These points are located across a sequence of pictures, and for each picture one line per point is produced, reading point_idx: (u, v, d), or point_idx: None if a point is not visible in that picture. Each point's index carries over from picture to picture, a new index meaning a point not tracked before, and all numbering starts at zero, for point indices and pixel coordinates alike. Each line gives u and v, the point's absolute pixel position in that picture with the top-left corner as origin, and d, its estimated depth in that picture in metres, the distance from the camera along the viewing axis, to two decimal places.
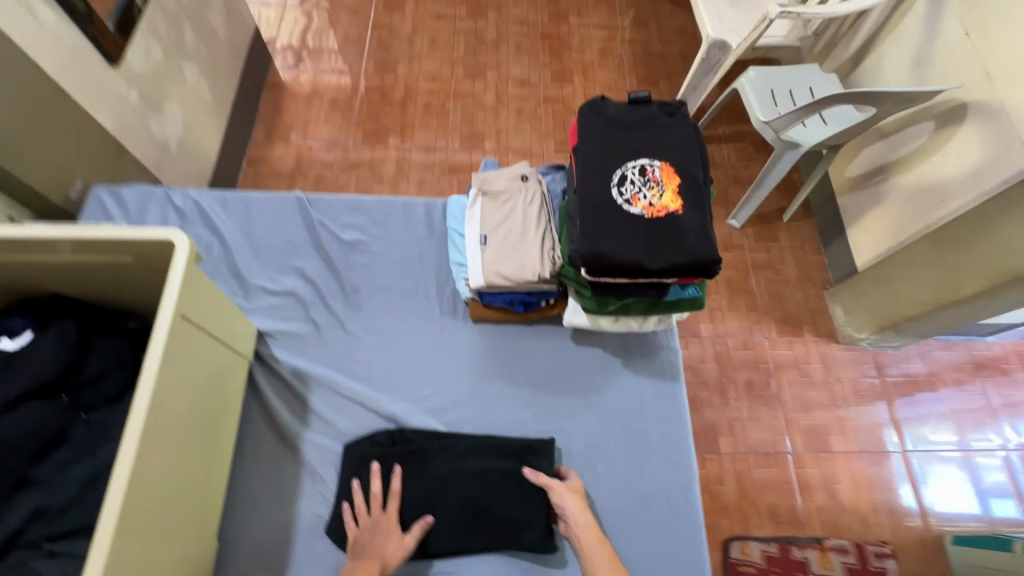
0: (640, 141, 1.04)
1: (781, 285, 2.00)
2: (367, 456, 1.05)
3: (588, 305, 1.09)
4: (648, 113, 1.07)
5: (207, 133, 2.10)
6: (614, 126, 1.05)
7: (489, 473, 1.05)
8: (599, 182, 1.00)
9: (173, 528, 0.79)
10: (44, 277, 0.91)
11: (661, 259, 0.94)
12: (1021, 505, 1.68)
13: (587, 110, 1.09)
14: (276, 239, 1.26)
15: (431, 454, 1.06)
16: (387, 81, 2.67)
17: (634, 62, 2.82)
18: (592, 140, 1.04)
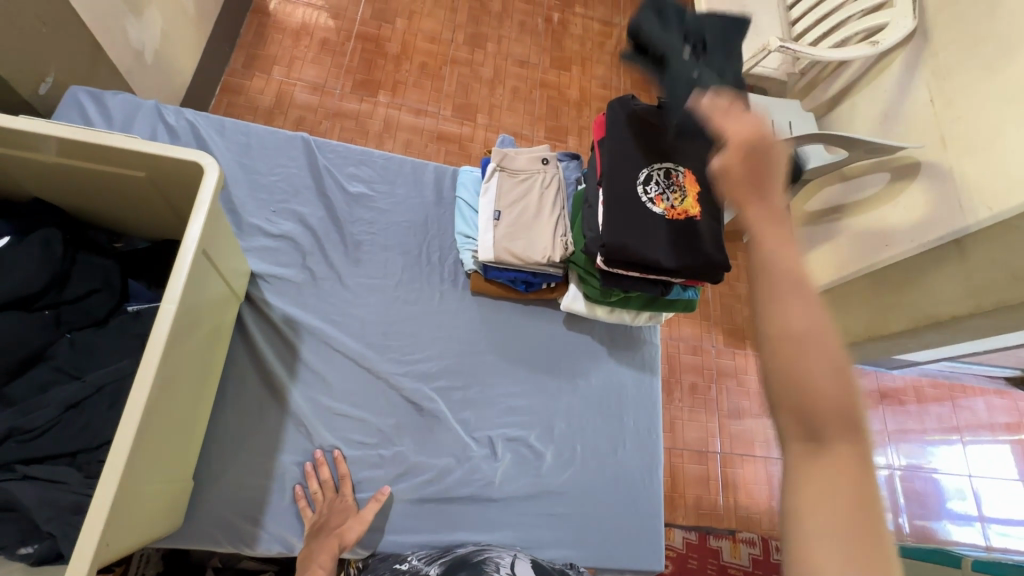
0: (668, 145, 1.09)
1: (733, 300, 2.17)
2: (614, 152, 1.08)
3: (593, 293, 1.15)
4: None
5: (184, 46, 1.91)
6: (645, 125, 1.09)
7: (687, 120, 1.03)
8: (626, 179, 1.05)
9: (159, 468, 0.76)
10: (31, 179, 0.83)
11: (677, 260, 1.01)
12: (895, 518, 1.94)
13: (619, 103, 1.12)
14: (276, 179, 1.20)
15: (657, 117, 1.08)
16: (383, 33, 2.56)
17: (630, 64, 2.88)
18: (620, 139, 1.08)
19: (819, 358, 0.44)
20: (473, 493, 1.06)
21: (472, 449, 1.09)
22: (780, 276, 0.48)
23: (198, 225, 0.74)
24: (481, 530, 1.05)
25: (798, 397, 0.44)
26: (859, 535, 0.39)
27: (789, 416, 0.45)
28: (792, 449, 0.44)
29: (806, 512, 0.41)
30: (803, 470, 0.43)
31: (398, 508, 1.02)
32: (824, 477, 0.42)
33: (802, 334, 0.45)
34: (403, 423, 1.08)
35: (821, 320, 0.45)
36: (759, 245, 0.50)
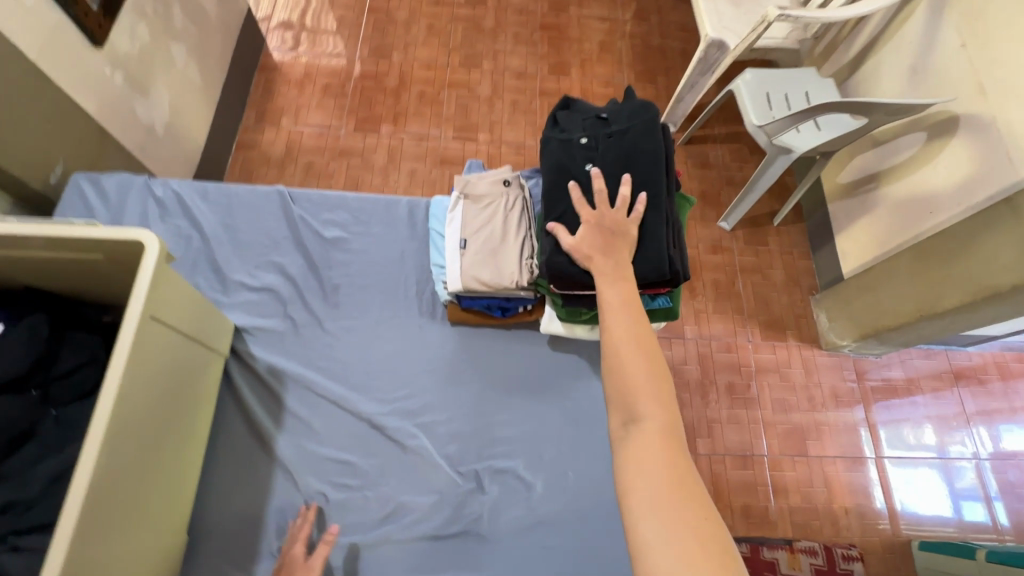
0: (600, 150, 1.07)
1: (767, 289, 2.01)
2: (556, 177, 1.07)
3: (560, 314, 1.11)
4: (600, 126, 1.11)
5: (193, 116, 2.06)
6: (572, 138, 1.09)
7: (607, 162, 1.05)
8: (563, 195, 1.04)
9: (132, 528, 0.81)
10: (18, 271, 0.91)
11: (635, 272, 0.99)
12: (991, 510, 1.72)
13: (545, 129, 1.15)
14: (257, 234, 1.25)
15: (579, 141, 1.10)
16: (381, 68, 2.64)
17: (633, 57, 2.79)
18: (550, 163, 1.08)
19: (635, 373, 0.77)
20: (461, 529, 1.04)
21: (459, 484, 1.08)
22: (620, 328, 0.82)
23: (140, 298, 0.79)
24: (477, 567, 1.03)
25: (622, 398, 0.76)
26: (662, 475, 0.69)
27: (616, 412, 0.76)
28: (617, 434, 0.75)
29: (628, 470, 0.71)
30: (625, 445, 0.74)
31: (386, 552, 1.02)
32: (639, 444, 0.72)
33: (624, 365, 0.78)
34: (386, 462, 1.08)
35: (635, 354, 0.78)
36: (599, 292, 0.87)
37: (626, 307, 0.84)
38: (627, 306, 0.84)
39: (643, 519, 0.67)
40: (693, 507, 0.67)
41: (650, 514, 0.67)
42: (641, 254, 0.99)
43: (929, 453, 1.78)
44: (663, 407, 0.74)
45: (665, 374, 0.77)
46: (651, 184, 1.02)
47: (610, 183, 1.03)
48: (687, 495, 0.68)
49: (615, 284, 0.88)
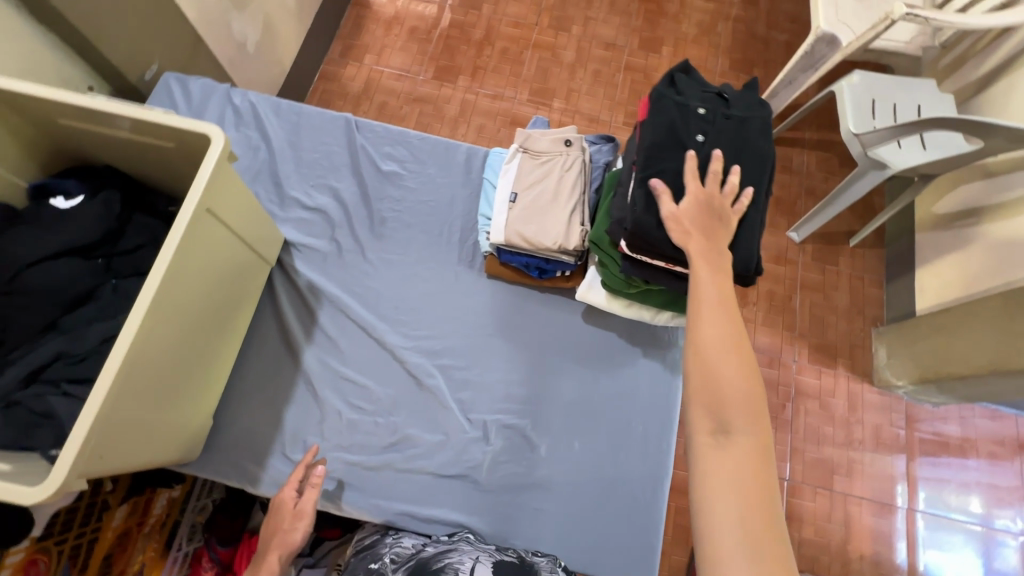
0: (716, 128, 0.95)
1: (826, 311, 1.88)
2: (662, 140, 0.94)
3: (613, 280, 1.03)
4: (718, 104, 0.98)
5: (286, 33, 2.13)
6: (689, 105, 0.96)
7: (719, 146, 0.93)
8: (666, 162, 0.92)
9: (163, 400, 0.87)
10: (103, 149, 0.98)
11: None
12: None
13: (661, 86, 1.01)
14: (319, 155, 1.29)
15: (696, 110, 0.97)
16: (470, 19, 2.61)
17: (731, 44, 2.61)
18: (657, 123, 0.96)
19: (730, 378, 0.70)
20: (460, 472, 1.07)
21: (466, 430, 1.09)
22: (719, 324, 0.73)
23: (199, 191, 0.83)
24: (469, 513, 1.05)
25: (712, 403, 0.69)
26: (749, 493, 0.64)
27: (703, 420, 0.69)
28: (702, 441, 0.68)
29: (710, 488, 0.65)
30: (710, 456, 0.67)
31: (385, 479, 1.06)
32: (728, 458, 0.67)
33: (720, 367, 0.70)
34: (402, 394, 1.11)
35: (732, 356, 0.71)
36: (697, 278, 0.78)
37: (725, 301, 0.76)
38: (726, 301, 0.76)
39: (726, 541, 0.62)
40: (774, 535, 0.62)
41: (733, 540, 0.62)
42: (735, 250, 0.89)
43: (972, 521, 1.64)
44: (759, 422, 0.67)
45: (763, 386, 0.70)
46: (754, 185, 0.92)
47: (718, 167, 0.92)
48: (770, 521, 0.63)
49: (714, 276, 0.79)
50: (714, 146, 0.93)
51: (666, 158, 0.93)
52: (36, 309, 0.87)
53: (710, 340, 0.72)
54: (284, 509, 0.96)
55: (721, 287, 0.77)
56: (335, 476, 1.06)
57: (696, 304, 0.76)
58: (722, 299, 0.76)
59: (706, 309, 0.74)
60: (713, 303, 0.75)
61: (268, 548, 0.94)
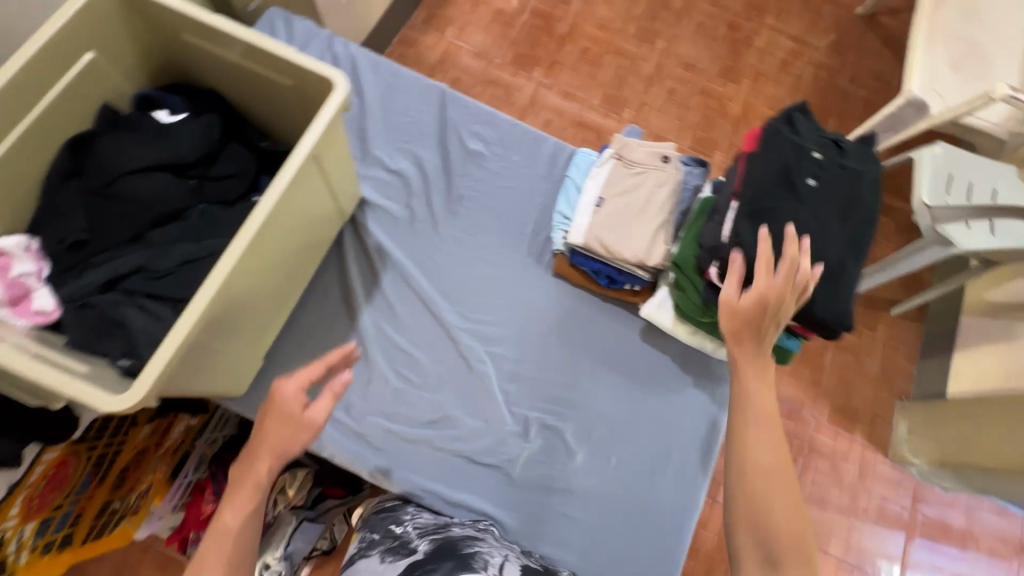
0: (828, 175, 0.93)
1: (854, 375, 1.85)
2: (773, 176, 0.92)
3: (688, 306, 1.02)
4: (834, 152, 0.97)
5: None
6: (805, 147, 0.94)
7: (829, 195, 0.92)
8: (773, 199, 0.91)
9: (233, 333, 0.87)
10: (212, 71, 0.98)
11: (809, 308, 0.87)
12: None
13: (777, 122, 1.00)
14: (409, 120, 1.28)
15: (811, 153, 0.95)
16: (557, 12, 2.56)
17: (809, 89, 2.54)
18: (770, 159, 0.94)
19: (779, 513, 0.70)
20: (494, 462, 1.06)
21: (507, 423, 1.09)
22: (766, 451, 0.74)
23: (312, 136, 0.82)
24: (496, 503, 1.05)
25: (761, 538, 0.69)
26: None
27: (751, 552, 0.69)
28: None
29: None
30: None
31: (418, 454, 1.06)
32: None
33: (768, 498, 0.70)
34: (449, 374, 1.11)
35: (780, 488, 0.71)
36: (742, 393, 0.78)
37: (770, 420, 0.76)
38: (772, 422, 0.76)
39: None
40: None
41: None
42: (827, 305, 0.88)
43: None
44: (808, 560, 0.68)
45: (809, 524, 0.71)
46: (857, 240, 0.91)
47: (824, 214, 0.90)
48: None
49: (760, 391, 0.78)
50: (824, 194, 0.92)
51: (774, 195, 0.91)
52: (126, 217, 0.87)
53: (757, 467, 0.72)
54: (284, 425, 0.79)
55: (765, 405, 0.77)
56: (373, 439, 1.06)
57: (744, 424, 0.75)
58: (767, 418, 0.76)
59: (753, 431, 0.74)
60: (760, 426, 0.75)
61: (259, 456, 0.78)
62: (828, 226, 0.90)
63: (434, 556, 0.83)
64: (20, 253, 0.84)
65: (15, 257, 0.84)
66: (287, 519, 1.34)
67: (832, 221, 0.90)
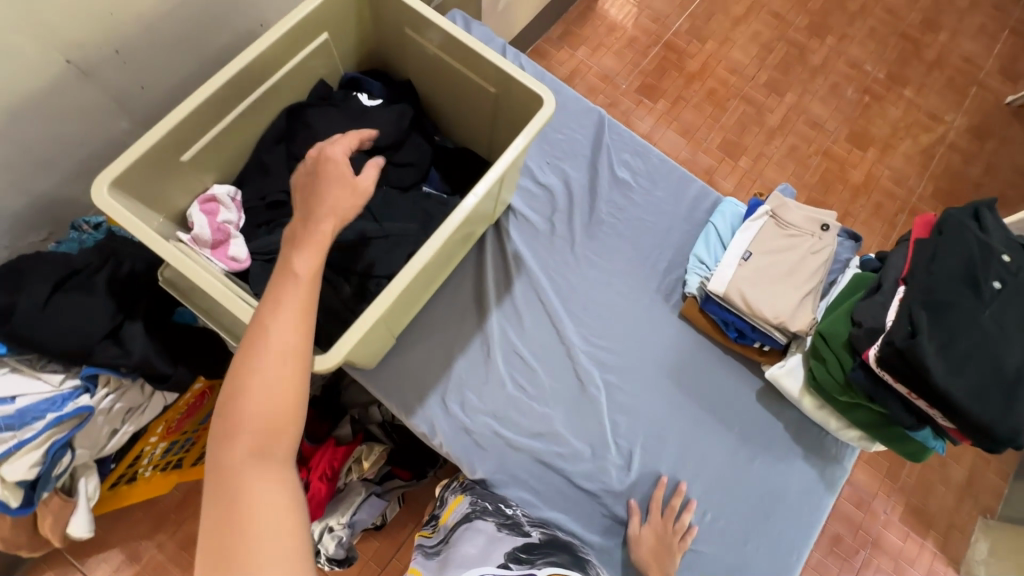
0: (1016, 281, 0.89)
1: (936, 479, 1.67)
2: (956, 270, 0.89)
3: (828, 381, 0.99)
4: (1022, 258, 0.93)
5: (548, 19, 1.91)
6: (994, 247, 0.91)
7: (1014, 302, 0.88)
8: (955, 295, 0.87)
9: (393, 316, 0.95)
10: (416, 64, 1.04)
11: (981, 414, 0.83)
12: None
13: (963, 214, 0.96)
14: (563, 137, 1.31)
15: (1000, 254, 0.91)
16: (690, 48, 2.53)
17: (939, 170, 2.36)
18: (955, 252, 0.91)
19: None
20: (592, 487, 1.07)
21: (610, 452, 1.09)
22: None
23: (516, 148, 0.88)
24: (585, 527, 1.07)
25: None
26: None
27: None
28: None
29: None
30: None
31: (518, 461, 1.08)
32: None
33: None
34: (563, 390, 1.12)
35: None
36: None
37: None
38: None
39: None
40: None
41: None
42: (1005, 416, 0.83)
43: None
44: None
45: None
46: None
47: (1007, 321, 0.87)
48: None
49: None
50: (1009, 300, 0.88)
51: (955, 291, 0.88)
52: None
53: None
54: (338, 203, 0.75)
55: None
56: (478, 438, 1.08)
57: None
58: None
59: None
60: None
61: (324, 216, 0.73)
62: (1009, 334, 0.86)
63: (548, 544, 0.93)
64: (227, 202, 0.93)
65: (222, 204, 0.93)
66: (357, 488, 1.34)
67: (1013, 330, 0.86)
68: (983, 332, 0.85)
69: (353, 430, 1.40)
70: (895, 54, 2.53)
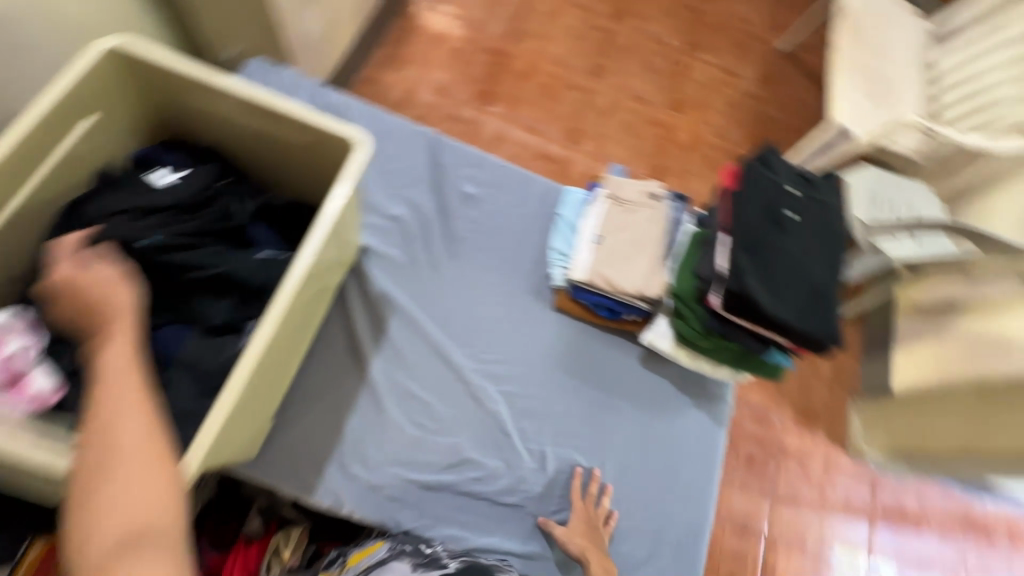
0: (805, 207, 1.04)
1: (812, 378, 1.92)
2: (759, 210, 1.02)
3: (689, 333, 1.09)
4: (805, 186, 1.08)
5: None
6: (782, 183, 1.05)
7: (808, 225, 1.03)
8: (762, 232, 1.00)
9: (258, 400, 0.87)
10: (215, 129, 0.96)
11: (805, 327, 0.95)
12: None
13: (754, 161, 1.10)
14: (400, 165, 1.30)
15: (788, 187, 1.06)
16: (510, 50, 2.63)
17: (747, 117, 2.69)
18: (754, 195, 1.04)
19: None
20: (514, 501, 1.08)
21: (524, 461, 1.11)
22: None
23: (340, 194, 0.85)
24: (519, 540, 1.08)
25: None
26: None
27: None
28: None
29: None
30: None
31: (436, 500, 1.06)
32: None
33: None
34: (463, 416, 1.11)
35: None
36: None
37: None
38: None
39: None
40: None
41: None
42: (822, 324, 0.96)
43: None
44: None
45: None
46: (836, 263, 1.01)
47: (807, 242, 1.01)
48: None
49: None
50: (804, 224, 1.02)
51: (761, 228, 1.00)
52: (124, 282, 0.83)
53: None
54: (81, 300, 0.75)
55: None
56: (390, 491, 1.04)
57: None
58: None
59: None
60: None
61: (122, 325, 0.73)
62: (810, 252, 1.00)
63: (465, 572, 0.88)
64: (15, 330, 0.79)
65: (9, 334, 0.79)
66: None
67: (812, 248, 1.01)
68: (791, 257, 0.99)
69: (264, 521, 1.22)
70: (684, 25, 2.85)
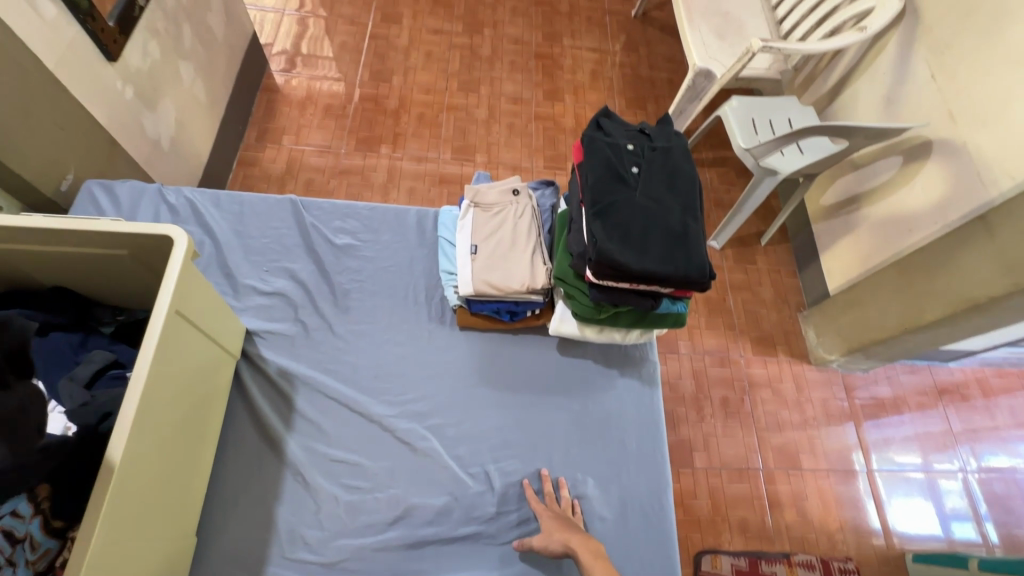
0: (646, 159, 1.07)
1: (757, 306, 1.94)
2: (605, 174, 1.04)
3: (583, 311, 1.10)
4: (641, 139, 1.12)
5: (220, 135, 1.84)
6: (618, 143, 1.08)
7: (653, 174, 1.05)
8: (612, 194, 1.02)
9: (154, 524, 0.81)
10: (39, 269, 0.93)
11: (676, 269, 0.97)
12: (980, 527, 1.65)
13: (591, 130, 1.13)
14: (270, 241, 1.28)
15: (625, 145, 1.09)
16: (381, 91, 2.37)
17: (622, 85, 2.59)
18: (596, 162, 1.06)
19: None
20: (473, 529, 1.06)
21: (469, 485, 1.09)
22: None
23: (169, 292, 0.81)
24: (493, 567, 1.04)
25: None
26: None
27: None
28: None
29: None
30: None
31: (392, 558, 1.02)
32: None
33: None
34: (397, 464, 1.09)
35: None
36: None
37: None
38: None
39: None
40: None
41: None
42: (692, 261, 0.98)
43: (916, 469, 1.71)
44: None
45: None
46: (689, 202, 1.05)
47: (656, 190, 1.03)
48: None
49: None
50: (649, 174, 1.05)
51: (610, 191, 1.02)
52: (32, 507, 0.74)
53: None
54: None
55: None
56: (343, 565, 1.00)
57: None
58: None
59: None
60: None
61: None
62: (661, 198, 1.03)
63: None
64: None
65: None
66: None
67: (663, 193, 1.04)
68: (645, 208, 1.01)
69: None
70: (541, 19, 2.72)
